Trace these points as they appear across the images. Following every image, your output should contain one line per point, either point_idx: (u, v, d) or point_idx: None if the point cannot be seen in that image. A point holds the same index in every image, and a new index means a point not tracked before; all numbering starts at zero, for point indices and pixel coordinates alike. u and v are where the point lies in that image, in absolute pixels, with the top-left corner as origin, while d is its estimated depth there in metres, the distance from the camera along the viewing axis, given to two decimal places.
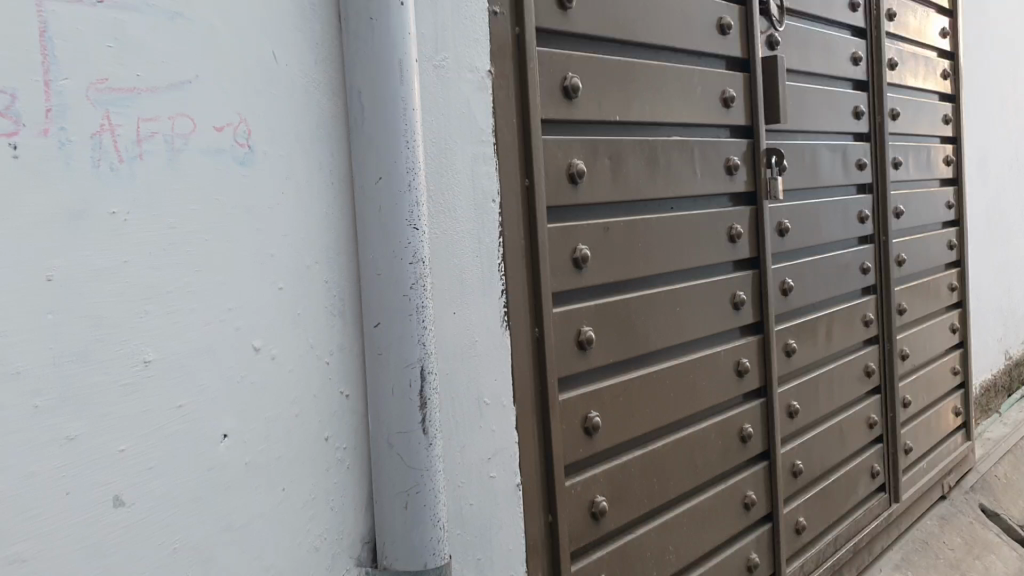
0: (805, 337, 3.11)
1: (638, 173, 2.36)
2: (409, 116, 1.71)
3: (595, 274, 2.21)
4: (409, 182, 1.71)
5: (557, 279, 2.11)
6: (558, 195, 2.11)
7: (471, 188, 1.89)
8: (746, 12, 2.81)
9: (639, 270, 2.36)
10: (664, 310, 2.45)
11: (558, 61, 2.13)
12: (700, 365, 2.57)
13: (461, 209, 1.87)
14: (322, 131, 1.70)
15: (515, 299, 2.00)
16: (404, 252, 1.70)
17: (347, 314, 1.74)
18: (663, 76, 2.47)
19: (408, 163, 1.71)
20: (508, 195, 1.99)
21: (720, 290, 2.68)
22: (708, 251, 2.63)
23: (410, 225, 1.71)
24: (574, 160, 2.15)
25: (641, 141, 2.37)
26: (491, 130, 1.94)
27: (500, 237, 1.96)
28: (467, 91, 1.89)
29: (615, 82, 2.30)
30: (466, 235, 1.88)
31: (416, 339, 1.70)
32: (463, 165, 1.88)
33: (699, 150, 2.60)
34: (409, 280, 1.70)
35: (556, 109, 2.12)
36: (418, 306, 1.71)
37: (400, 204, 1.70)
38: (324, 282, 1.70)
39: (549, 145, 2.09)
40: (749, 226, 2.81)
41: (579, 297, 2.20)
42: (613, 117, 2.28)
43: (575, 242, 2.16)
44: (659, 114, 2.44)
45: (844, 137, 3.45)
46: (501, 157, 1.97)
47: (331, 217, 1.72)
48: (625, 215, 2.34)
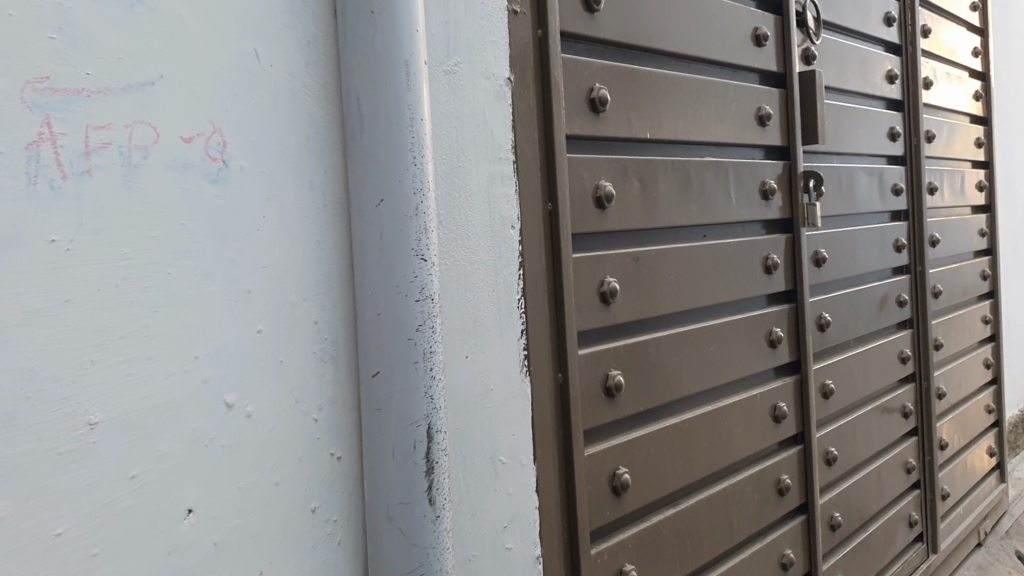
0: (842, 377, 2.85)
1: (670, 197, 2.10)
2: (417, 126, 1.45)
3: (624, 311, 1.96)
4: (416, 205, 1.45)
5: (583, 316, 1.85)
6: (584, 222, 1.86)
7: (487, 213, 1.64)
8: (783, 22, 2.57)
9: (671, 306, 2.11)
10: (697, 351, 2.19)
11: (584, 70, 1.88)
12: (735, 411, 2.31)
13: (475, 238, 1.61)
14: (313, 146, 1.46)
15: (537, 340, 1.74)
16: (410, 289, 1.44)
17: (341, 361, 1.49)
18: (697, 90, 2.22)
19: (415, 184, 1.45)
20: (530, 221, 1.73)
21: (756, 326, 2.42)
22: (744, 283, 2.38)
23: (417, 255, 1.44)
24: (602, 182, 1.90)
25: (673, 161, 2.12)
26: (510, 147, 1.69)
27: (519, 269, 1.70)
28: (482, 102, 1.64)
29: (646, 96, 2.05)
30: (480, 268, 1.62)
31: (422, 391, 1.44)
32: (478, 187, 1.62)
33: (734, 173, 2.35)
34: (416, 322, 1.44)
35: (583, 123, 1.86)
36: (425, 353, 1.44)
37: (406, 231, 1.44)
38: (314, 324, 1.44)
39: (575, 164, 1.84)
40: (785, 255, 2.56)
41: (607, 336, 1.94)
42: (644, 134, 2.03)
43: (603, 275, 1.91)
44: (691, 131, 2.19)
45: (880, 160, 3.20)
46: (522, 178, 1.72)
47: (323, 246, 1.47)
48: (656, 244, 2.09)
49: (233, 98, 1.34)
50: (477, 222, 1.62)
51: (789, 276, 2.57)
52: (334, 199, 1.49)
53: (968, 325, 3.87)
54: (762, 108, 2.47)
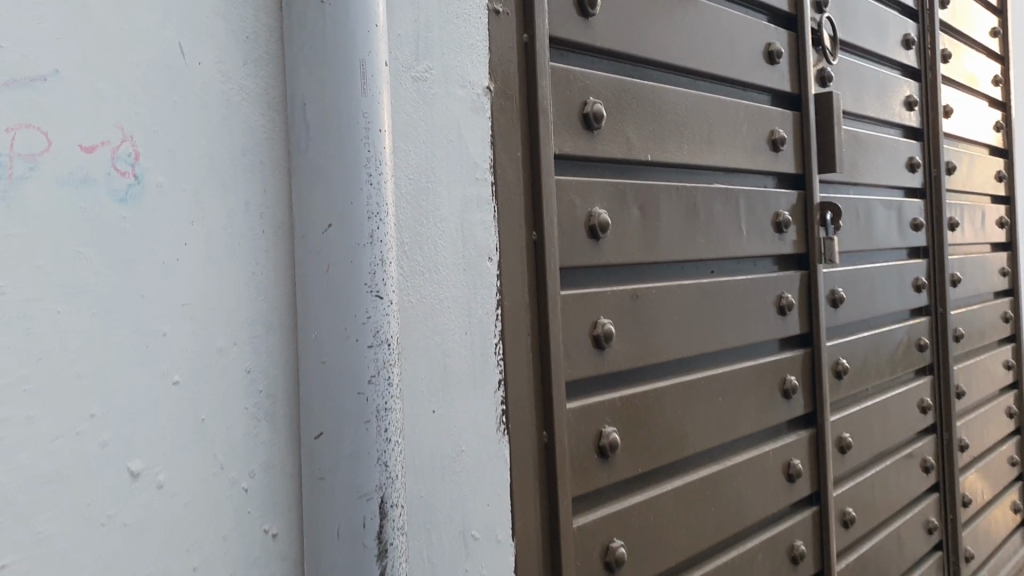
0: (859, 429, 2.60)
1: (674, 228, 1.86)
2: (372, 137, 1.20)
3: (620, 357, 1.71)
4: (371, 231, 1.20)
5: (572, 363, 1.60)
6: (575, 255, 1.62)
7: (457, 243, 1.40)
8: (796, 39, 2.34)
9: (674, 351, 1.86)
10: (702, 402, 1.94)
11: (577, 81, 1.64)
12: (745, 469, 2.06)
13: (442, 272, 1.38)
14: (250, 158, 1.20)
15: (518, 393, 1.49)
16: (362, 333, 1.19)
17: (280, 418, 1.23)
18: (703, 109, 1.99)
19: (371, 206, 1.20)
20: (511, 254, 1.49)
21: (768, 374, 2.18)
22: (754, 326, 2.14)
23: (371, 292, 1.20)
24: (595, 209, 1.66)
25: (677, 188, 1.88)
26: (488, 166, 1.46)
27: (499, 308, 1.46)
28: (455, 113, 1.41)
29: (648, 113, 1.81)
30: (448, 307, 1.39)
31: (373, 457, 1.20)
32: (448, 212, 1.39)
33: (745, 203, 2.11)
34: (368, 373, 1.20)
35: (574, 142, 1.63)
36: (378, 411, 1.20)
37: (358, 263, 1.19)
38: (246, 373, 1.19)
39: (564, 189, 1.60)
40: (799, 295, 2.31)
41: (601, 387, 1.69)
42: (645, 157, 1.80)
43: (596, 315, 1.66)
44: (697, 155, 1.96)
45: (898, 193, 2.97)
46: (501, 203, 1.48)
47: (260, 278, 1.21)
48: (658, 280, 1.85)
49: (151, 99, 1.10)
50: (445, 253, 1.39)
51: (804, 317, 2.33)
52: (274, 221, 1.23)
53: (990, 371, 3.63)
54: (774, 132, 2.24)
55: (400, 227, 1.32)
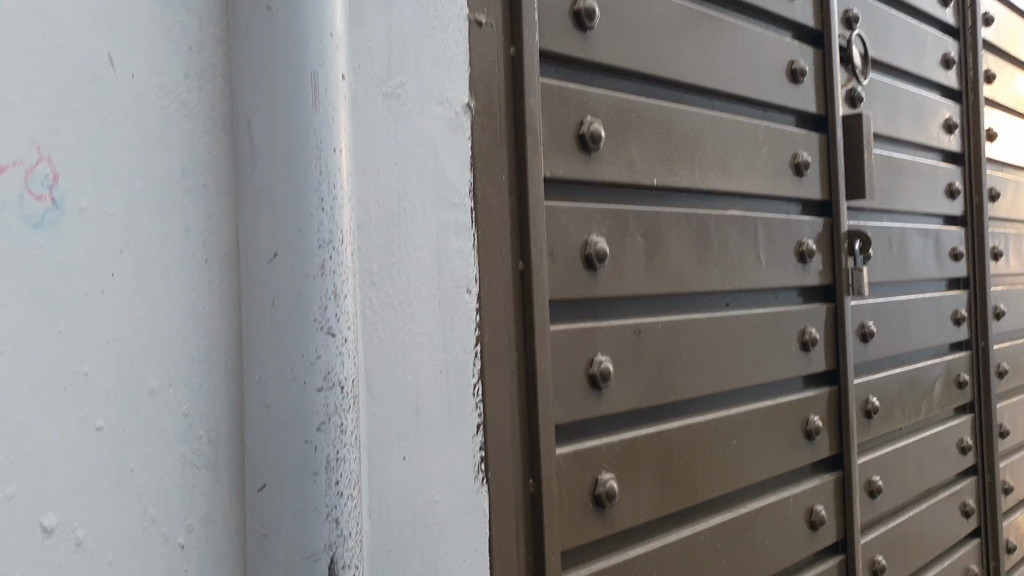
0: (892, 473, 2.43)
1: (682, 258, 1.73)
2: (324, 157, 1.09)
3: (620, 397, 1.58)
4: (323, 261, 1.08)
5: (563, 404, 1.47)
6: (567, 286, 1.49)
7: (431, 273, 1.28)
8: (823, 57, 2.20)
9: (682, 392, 1.72)
10: (714, 445, 1.80)
11: (573, 99, 1.52)
12: (762, 518, 1.91)
13: (414, 306, 1.26)
14: (190, 180, 1.10)
15: (499, 436, 1.37)
16: (311, 375, 1.07)
17: (222, 466, 1.12)
18: (718, 130, 1.86)
19: (323, 234, 1.08)
20: (493, 285, 1.37)
21: (788, 414, 2.03)
22: (774, 363, 1.99)
23: (323, 329, 1.08)
24: (593, 237, 1.53)
25: (687, 214, 1.75)
26: (468, 190, 1.34)
27: (478, 345, 1.34)
28: (431, 132, 1.29)
29: (654, 134, 1.68)
30: (421, 343, 1.27)
31: (322, 513, 1.07)
32: (421, 240, 1.27)
33: (764, 230, 1.97)
34: (318, 419, 1.07)
35: (568, 164, 1.51)
36: (329, 461, 1.08)
37: (308, 297, 1.07)
38: (182, 417, 1.08)
39: (557, 215, 1.48)
40: (824, 329, 2.16)
41: (598, 430, 1.56)
42: (650, 180, 1.67)
43: (593, 352, 1.53)
44: (710, 180, 1.82)
45: (936, 220, 2.81)
46: (481, 231, 1.36)
47: (199, 312, 1.10)
48: (664, 314, 1.72)
49: (71, 114, 0.99)
50: (418, 285, 1.27)
51: (829, 353, 2.18)
52: (217, 248, 1.12)
53: None
54: (798, 155, 2.10)
55: (364, 256, 1.20)
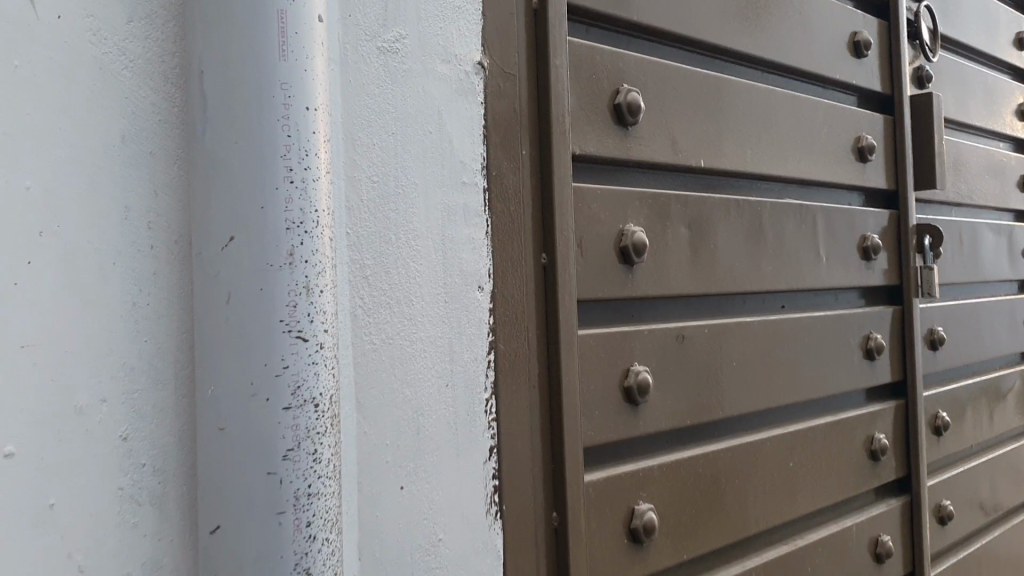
0: (963, 496, 2.18)
1: (733, 253, 1.51)
2: (293, 117, 0.87)
3: (661, 413, 1.35)
4: (291, 248, 0.87)
5: (595, 422, 1.25)
6: (600, 284, 1.27)
7: (433, 267, 1.07)
8: (888, 30, 1.96)
9: (730, 409, 1.49)
10: (767, 469, 1.57)
11: (607, 65, 1.30)
12: (822, 551, 1.68)
13: (414, 306, 1.05)
14: (132, 148, 0.89)
15: (516, 461, 1.15)
16: (276, 390, 0.85)
17: (171, 502, 0.91)
18: (772, 108, 1.63)
19: (291, 214, 0.87)
20: (511, 283, 1.16)
21: (850, 432, 1.79)
22: (834, 374, 1.75)
23: (291, 332, 0.86)
24: (631, 227, 1.31)
25: (739, 202, 1.52)
26: (479, 167, 1.13)
27: (491, 352, 1.13)
28: (434, 96, 1.07)
29: (700, 109, 1.46)
30: (422, 350, 1.05)
31: (288, 562, 0.86)
32: (423, 227, 1.06)
33: (824, 222, 1.74)
34: (284, 446, 0.86)
35: (600, 141, 1.28)
36: (298, 497, 0.86)
37: (271, 292, 0.86)
38: (119, 441, 0.87)
39: (587, 200, 1.26)
40: (889, 334, 1.92)
41: (635, 451, 1.34)
42: (696, 162, 1.44)
43: (630, 361, 1.31)
44: (763, 164, 1.59)
45: (1007, 216, 2.55)
46: (496, 217, 1.14)
47: (141, 310, 0.89)
48: (711, 317, 1.49)
49: None
50: (417, 282, 1.05)
51: (895, 362, 1.94)
52: (165, 233, 0.91)
53: None
54: (862, 138, 1.85)
55: (356, 246, 0.99)
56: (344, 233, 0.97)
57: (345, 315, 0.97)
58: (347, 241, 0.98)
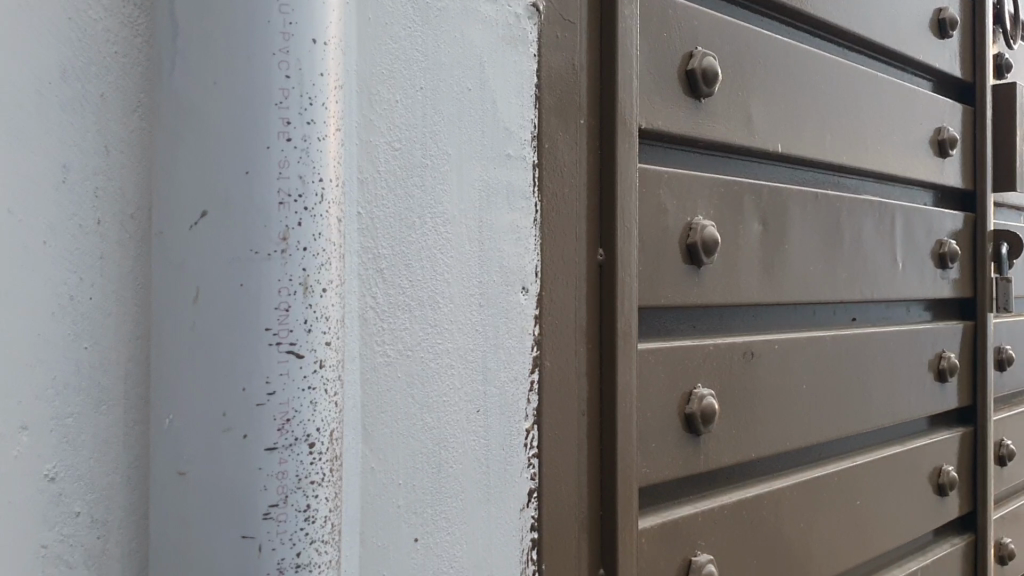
0: (1020, 533, 1.96)
1: (806, 255, 1.28)
2: (294, 51, 0.64)
3: (723, 445, 1.13)
4: (285, 230, 0.64)
5: (650, 457, 1.03)
6: (662, 287, 1.04)
7: (465, 261, 0.84)
8: (974, 8, 1.72)
9: (798, 439, 1.27)
10: (835, 508, 1.34)
11: (680, 22, 1.07)
12: None
13: (440, 310, 0.82)
14: (74, 88, 0.65)
15: (559, 508, 0.92)
16: (257, 425, 0.62)
17: (112, 565, 0.66)
18: (855, 88, 1.40)
19: (286, 182, 0.64)
20: (562, 285, 0.93)
21: (920, 463, 1.57)
22: (903, 397, 1.53)
23: (281, 346, 0.63)
24: (700, 220, 1.08)
25: (816, 195, 1.29)
26: (529, 136, 0.89)
27: (534, 370, 0.90)
28: (475, 44, 0.85)
29: (780, 83, 1.23)
30: (448, 366, 0.83)
31: None
32: (454, 209, 0.83)
33: (902, 223, 1.51)
34: (266, 502, 0.63)
35: (670, 114, 1.05)
36: (282, 572, 0.63)
37: (254, 289, 0.62)
38: (43, 482, 0.63)
39: (652, 185, 1.03)
40: (962, 353, 1.70)
41: (692, 489, 1.11)
42: (771, 146, 1.21)
43: (692, 383, 1.08)
44: (842, 152, 1.36)
45: None
46: (545, 201, 0.91)
47: (80, 305, 0.66)
48: (779, 329, 1.26)
49: None
50: (445, 279, 0.83)
51: (966, 384, 1.72)
52: (117, 204, 0.68)
53: None
54: (942, 130, 1.63)
55: (369, 233, 0.77)
56: (354, 215, 0.75)
57: (350, 321, 0.75)
58: (357, 226, 0.76)
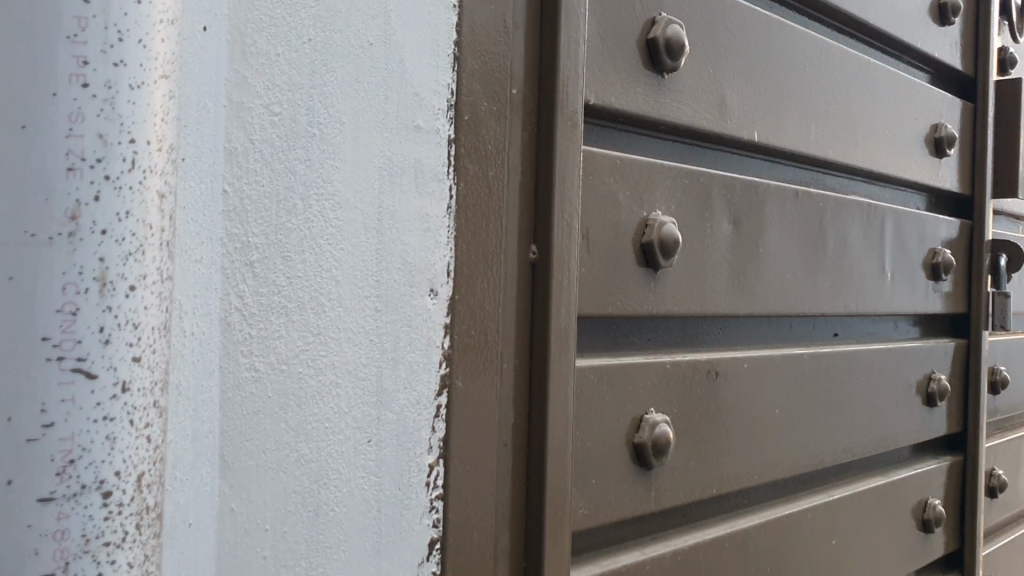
0: (1010, 571, 1.81)
1: (784, 261, 1.12)
2: None
3: (679, 480, 0.97)
4: (74, 207, 0.46)
5: (588, 495, 0.87)
6: (610, 295, 0.88)
7: (360, 256, 0.68)
8: None
9: (766, 472, 1.11)
10: (807, 549, 1.18)
11: None
12: None
13: (325, 314, 0.66)
14: None
15: (470, 559, 0.77)
16: (26, 469, 0.45)
17: None
18: (846, 75, 1.24)
19: (78, 144, 0.46)
20: (482, 288, 0.77)
21: (904, 496, 1.42)
22: (888, 423, 1.38)
23: (63, 366, 0.46)
24: (658, 216, 0.92)
25: (797, 194, 1.14)
26: (446, 107, 0.74)
27: (443, 392, 0.74)
28: None
29: (759, 63, 1.07)
30: (334, 386, 0.67)
31: None
32: (347, 190, 0.67)
33: (892, 229, 1.36)
34: (38, 572, 0.46)
35: (625, 89, 0.89)
36: None
37: (25, 288, 0.45)
38: None
39: (601, 172, 0.87)
40: (953, 375, 1.55)
41: (641, 531, 0.95)
42: (746, 134, 1.05)
43: (644, 408, 0.92)
44: (828, 146, 1.21)
45: None
46: (465, 186, 0.75)
47: None
48: (751, 345, 1.10)
49: None
50: (333, 276, 0.67)
51: (957, 409, 1.56)
52: None
53: None
54: (940, 128, 1.48)
55: (236, 216, 0.61)
56: (219, 194, 0.60)
57: (208, 323, 0.59)
58: (220, 207, 0.60)
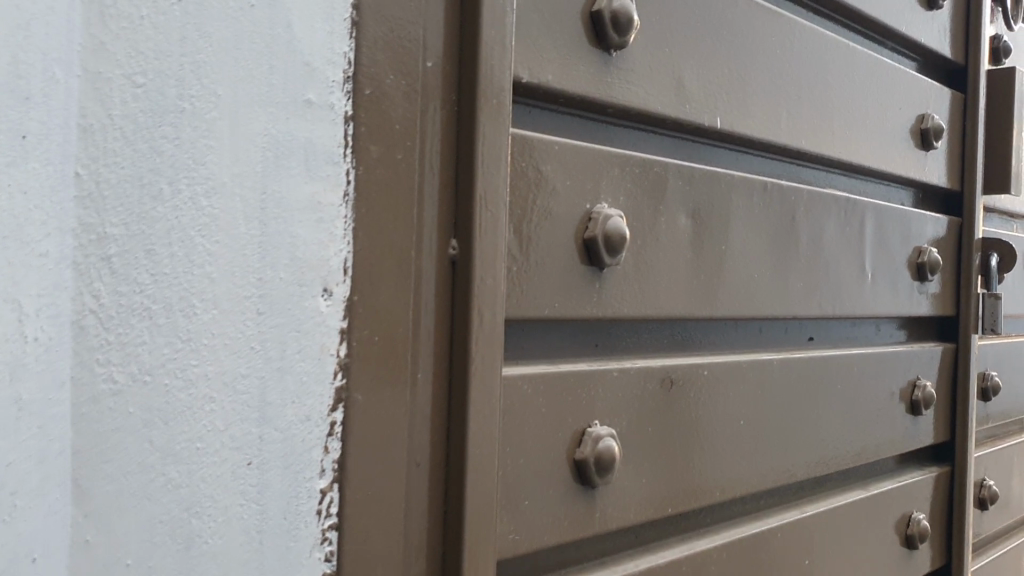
0: None
1: (750, 259, 1.03)
2: None
3: (629, 499, 0.88)
4: None
5: (520, 518, 0.78)
6: (546, 296, 0.80)
7: (237, 250, 0.58)
8: None
9: (731, 487, 1.03)
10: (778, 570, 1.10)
11: None
12: None
13: (197, 318, 0.57)
14: None
15: None
16: None
17: None
18: (821, 58, 1.15)
19: None
20: (387, 286, 0.68)
21: (886, 510, 1.33)
22: (869, 433, 1.29)
23: None
24: (603, 209, 0.83)
25: (766, 186, 1.05)
26: (344, 79, 0.64)
27: (338, 406, 0.65)
28: None
29: (723, 42, 0.98)
30: (206, 401, 0.58)
31: None
32: (223, 172, 0.58)
33: (873, 226, 1.27)
34: None
35: (564, 67, 0.81)
36: None
37: None
38: None
39: (535, 159, 0.78)
40: (940, 381, 1.46)
41: (587, 555, 0.87)
42: (708, 120, 0.96)
43: (587, 420, 0.84)
44: (801, 134, 1.12)
45: None
46: (366, 171, 0.66)
47: None
48: (715, 351, 1.02)
49: None
50: (207, 274, 0.58)
51: (944, 417, 1.48)
52: None
53: None
54: (927, 118, 1.39)
55: (92, 204, 0.55)
56: (69, 178, 0.55)
57: (57, 327, 0.54)
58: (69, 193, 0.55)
